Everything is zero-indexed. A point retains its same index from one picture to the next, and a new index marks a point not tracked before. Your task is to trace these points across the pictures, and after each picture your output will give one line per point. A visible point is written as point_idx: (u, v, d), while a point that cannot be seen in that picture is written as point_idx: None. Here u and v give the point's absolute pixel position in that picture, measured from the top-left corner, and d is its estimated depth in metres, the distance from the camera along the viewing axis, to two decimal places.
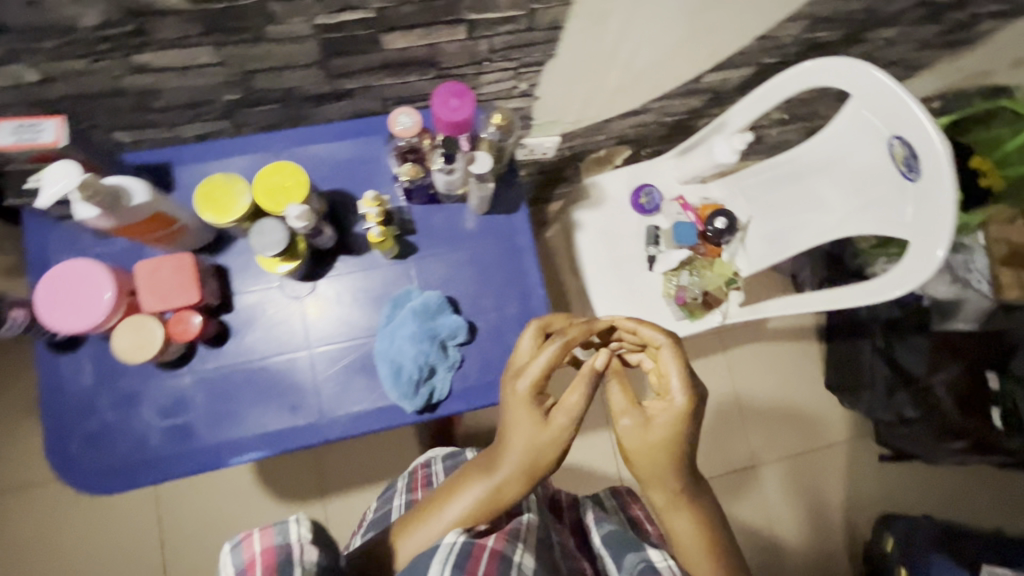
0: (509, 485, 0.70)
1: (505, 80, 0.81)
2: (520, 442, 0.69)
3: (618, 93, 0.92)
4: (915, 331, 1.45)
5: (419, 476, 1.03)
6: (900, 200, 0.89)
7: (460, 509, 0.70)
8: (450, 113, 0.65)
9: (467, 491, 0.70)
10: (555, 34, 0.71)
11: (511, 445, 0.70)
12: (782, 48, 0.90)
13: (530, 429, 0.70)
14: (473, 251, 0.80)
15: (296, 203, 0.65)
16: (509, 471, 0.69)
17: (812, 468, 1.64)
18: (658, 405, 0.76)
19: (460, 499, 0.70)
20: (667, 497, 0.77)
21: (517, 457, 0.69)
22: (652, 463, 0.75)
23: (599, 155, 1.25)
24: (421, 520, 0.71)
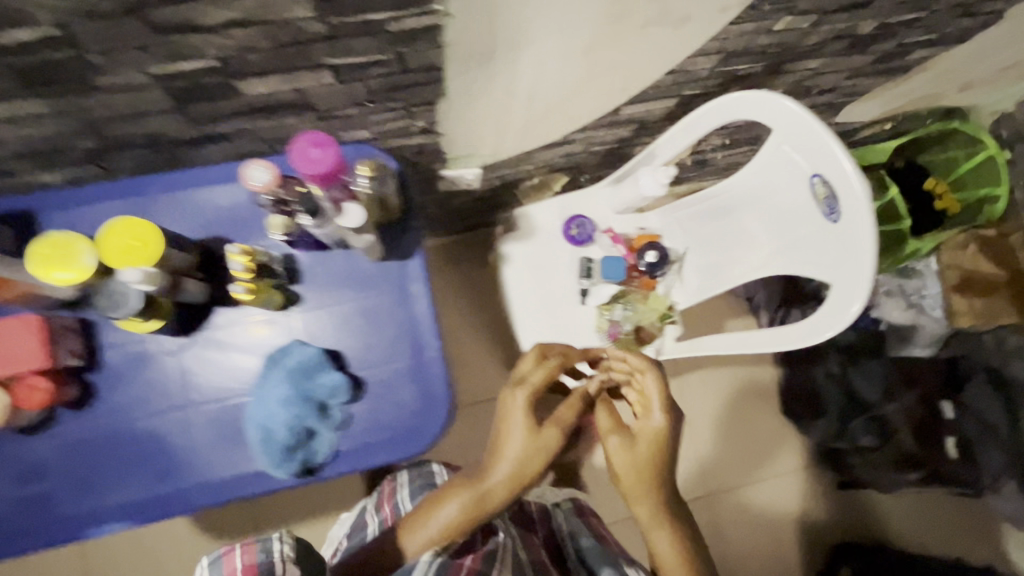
0: (497, 492, 0.77)
1: (399, 120, 0.76)
2: (514, 451, 0.79)
3: (532, 127, 0.88)
4: (869, 357, 1.40)
5: (386, 492, 0.99)
6: (822, 242, 0.85)
7: (451, 516, 0.76)
8: (313, 163, 0.60)
9: (456, 500, 0.76)
10: (436, 75, 0.67)
11: (506, 452, 0.79)
12: (700, 81, 0.86)
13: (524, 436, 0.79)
14: (365, 300, 0.76)
15: (134, 266, 0.61)
16: (498, 478, 0.77)
17: (767, 496, 1.58)
18: (642, 423, 0.85)
19: (449, 510, 0.76)
20: (650, 512, 0.83)
21: (509, 467, 0.78)
22: (638, 478, 0.83)
23: (534, 181, 1.20)
24: (417, 533, 0.76)
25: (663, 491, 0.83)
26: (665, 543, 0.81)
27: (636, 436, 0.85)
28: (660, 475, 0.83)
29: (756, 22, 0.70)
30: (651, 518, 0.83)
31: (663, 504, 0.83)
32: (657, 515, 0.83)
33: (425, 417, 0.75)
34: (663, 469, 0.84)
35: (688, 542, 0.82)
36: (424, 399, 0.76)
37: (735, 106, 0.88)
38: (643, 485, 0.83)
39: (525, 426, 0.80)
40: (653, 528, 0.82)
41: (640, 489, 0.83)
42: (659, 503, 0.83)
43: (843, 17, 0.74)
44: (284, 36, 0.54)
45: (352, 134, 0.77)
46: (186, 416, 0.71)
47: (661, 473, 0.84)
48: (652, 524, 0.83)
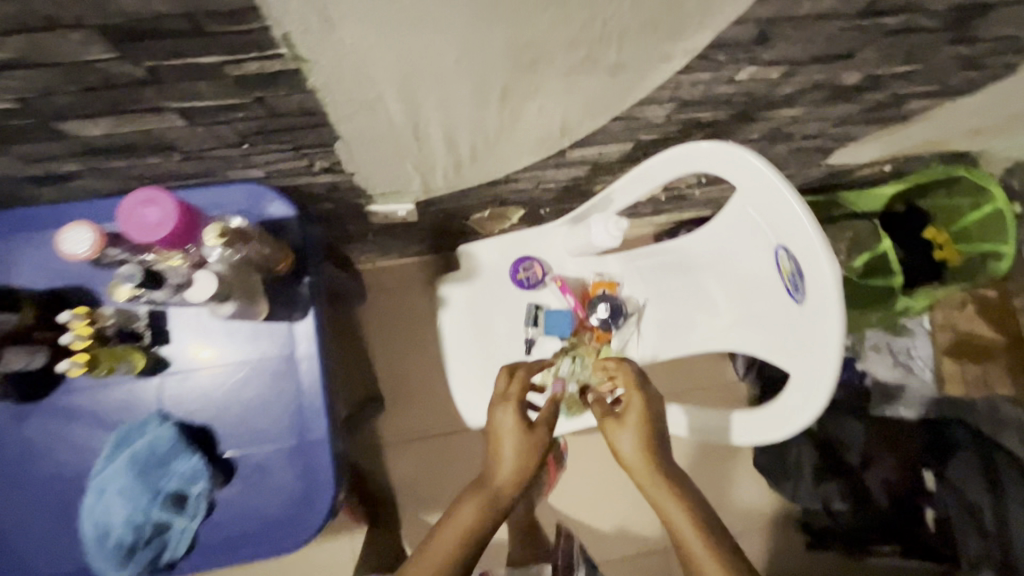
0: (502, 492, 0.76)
1: (293, 160, 0.66)
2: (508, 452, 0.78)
3: (464, 167, 0.77)
4: (850, 415, 1.27)
5: None
6: (785, 323, 0.73)
7: (467, 521, 0.73)
8: (142, 227, 0.49)
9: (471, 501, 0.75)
10: (318, 119, 0.55)
11: (503, 451, 0.78)
12: (657, 126, 0.74)
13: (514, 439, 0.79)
14: (245, 368, 0.66)
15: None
16: (506, 477, 0.77)
17: None
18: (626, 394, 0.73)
19: (464, 517, 0.74)
20: (652, 483, 0.68)
21: (513, 463, 0.77)
22: (640, 457, 0.69)
23: (487, 213, 1.09)
24: (434, 545, 0.72)
25: (662, 461, 0.69)
26: (677, 517, 0.66)
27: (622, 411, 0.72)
28: (654, 444, 0.70)
29: (712, 72, 0.59)
30: (656, 492, 0.68)
31: (662, 471, 0.68)
32: (654, 480, 0.68)
33: (305, 509, 0.66)
34: (659, 439, 0.71)
35: (704, 516, 0.66)
36: (307, 487, 0.66)
37: (700, 157, 0.76)
38: (637, 458, 0.69)
39: (514, 430, 0.79)
40: (662, 504, 0.67)
41: (637, 467, 0.70)
42: (661, 472, 0.68)
43: (821, 68, 0.62)
44: (92, 78, 0.43)
45: (241, 173, 0.67)
46: (24, 495, 0.62)
47: (656, 442, 0.70)
48: (654, 495, 0.68)
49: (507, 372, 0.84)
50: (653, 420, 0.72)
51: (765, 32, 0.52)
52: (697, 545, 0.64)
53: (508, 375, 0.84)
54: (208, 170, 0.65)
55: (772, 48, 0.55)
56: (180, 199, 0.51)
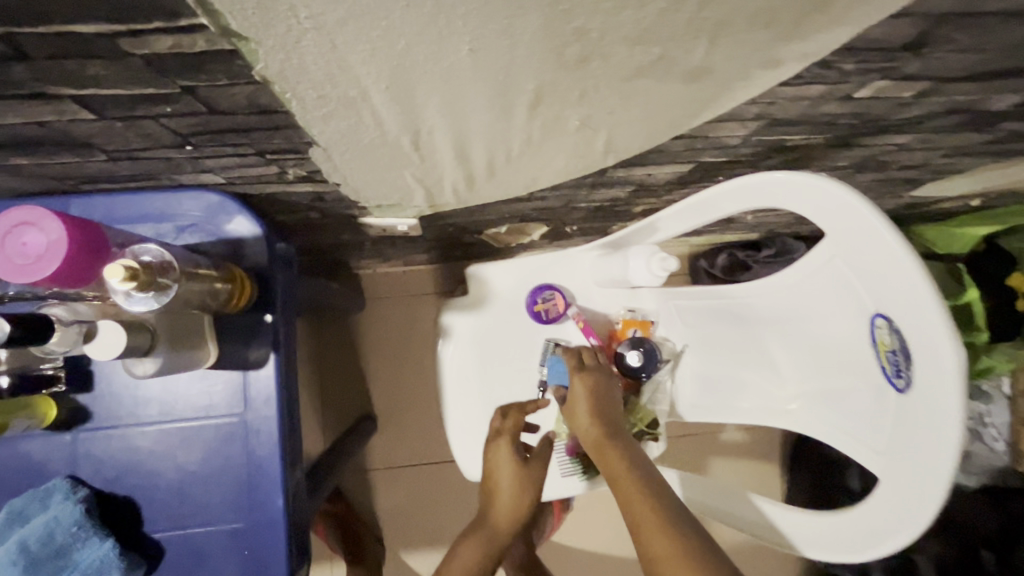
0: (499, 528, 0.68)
1: (259, 166, 0.51)
2: (505, 484, 0.70)
3: (478, 183, 0.62)
4: None
5: None
6: (876, 410, 0.57)
7: (465, 560, 0.66)
8: (15, 260, 0.35)
9: (469, 541, 0.67)
10: (282, 119, 0.41)
11: (501, 485, 0.70)
12: (728, 147, 0.58)
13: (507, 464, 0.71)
14: (186, 426, 0.52)
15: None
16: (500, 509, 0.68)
17: None
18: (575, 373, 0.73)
19: (462, 555, 0.66)
20: (598, 447, 0.64)
21: (510, 491, 0.69)
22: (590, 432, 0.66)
23: (504, 228, 0.94)
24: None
25: (608, 427, 0.66)
26: (617, 473, 0.60)
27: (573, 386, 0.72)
28: (602, 414, 0.67)
29: (825, 86, 0.43)
30: (601, 452, 0.63)
31: (608, 434, 0.65)
32: (600, 443, 0.64)
33: None
34: (612, 414, 0.68)
35: (652, 477, 0.59)
36: None
37: (784, 190, 0.60)
38: (586, 429, 0.67)
39: (509, 467, 0.70)
40: (607, 466, 0.61)
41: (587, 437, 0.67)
42: (604, 433, 0.65)
43: (971, 87, 0.45)
44: None
45: (194, 177, 0.52)
46: None
47: (606, 413, 0.68)
48: (600, 458, 0.63)
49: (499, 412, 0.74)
50: (606, 395, 0.70)
51: (923, 34, 0.36)
52: (633, 493, 0.57)
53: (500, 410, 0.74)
54: (151, 172, 0.51)
55: (922, 57, 0.39)
56: (78, 220, 0.38)
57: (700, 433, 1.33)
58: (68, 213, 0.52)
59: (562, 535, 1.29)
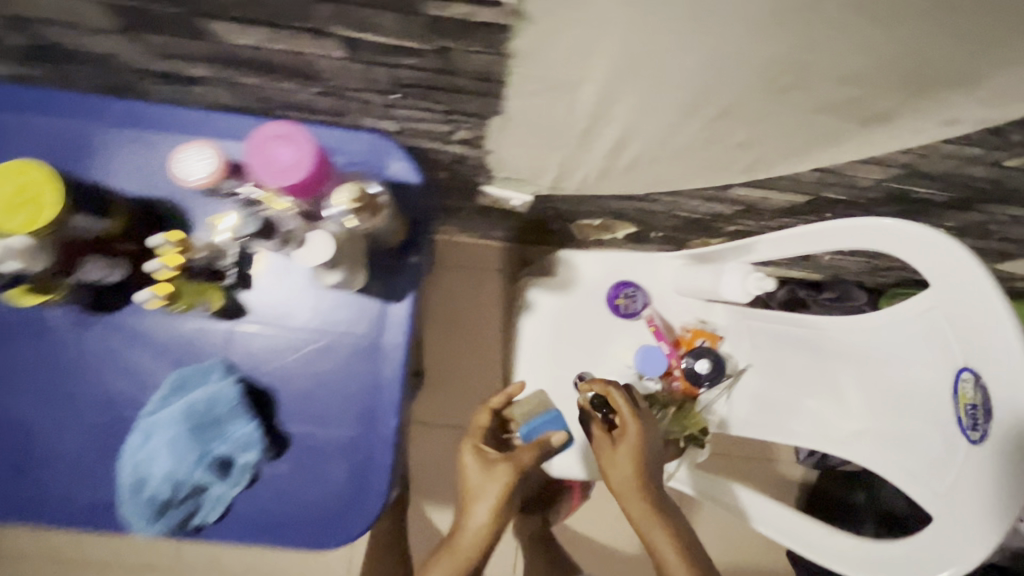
0: (472, 542, 0.61)
1: (436, 123, 0.56)
2: (471, 497, 0.62)
3: (611, 176, 0.66)
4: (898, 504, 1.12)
5: None
6: (943, 456, 0.61)
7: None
8: (269, 166, 0.42)
9: (438, 572, 0.60)
10: (491, 88, 0.46)
11: (477, 510, 0.61)
12: (855, 188, 0.62)
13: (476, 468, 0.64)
14: (325, 340, 0.59)
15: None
16: (473, 519, 0.62)
17: None
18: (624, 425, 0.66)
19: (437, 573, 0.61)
20: (641, 516, 0.63)
21: (486, 514, 0.61)
22: (633, 496, 0.63)
23: (595, 222, 0.99)
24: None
25: (652, 498, 0.63)
26: (667, 557, 0.61)
27: (617, 436, 0.66)
28: (645, 478, 0.64)
29: (981, 149, 0.47)
30: (642, 524, 0.62)
31: (652, 504, 0.63)
32: (644, 513, 0.62)
33: (351, 514, 0.58)
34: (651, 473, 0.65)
35: (696, 548, 0.62)
36: (357, 486, 0.58)
37: (897, 238, 0.64)
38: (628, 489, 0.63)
39: (482, 482, 0.62)
40: (650, 540, 0.62)
41: (627, 499, 0.64)
42: (648, 501, 0.63)
43: None
44: None
45: (373, 121, 0.58)
46: (64, 407, 0.56)
47: (649, 472, 0.64)
48: (644, 532, 0.63)
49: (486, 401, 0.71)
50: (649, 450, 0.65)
51: None
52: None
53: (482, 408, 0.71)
54: (343, 111, 0.57)
55: None
56: (317, 149, 0.42)
57: (725, 456, 1.37)
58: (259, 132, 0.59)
59: (574, 521, 1.35)
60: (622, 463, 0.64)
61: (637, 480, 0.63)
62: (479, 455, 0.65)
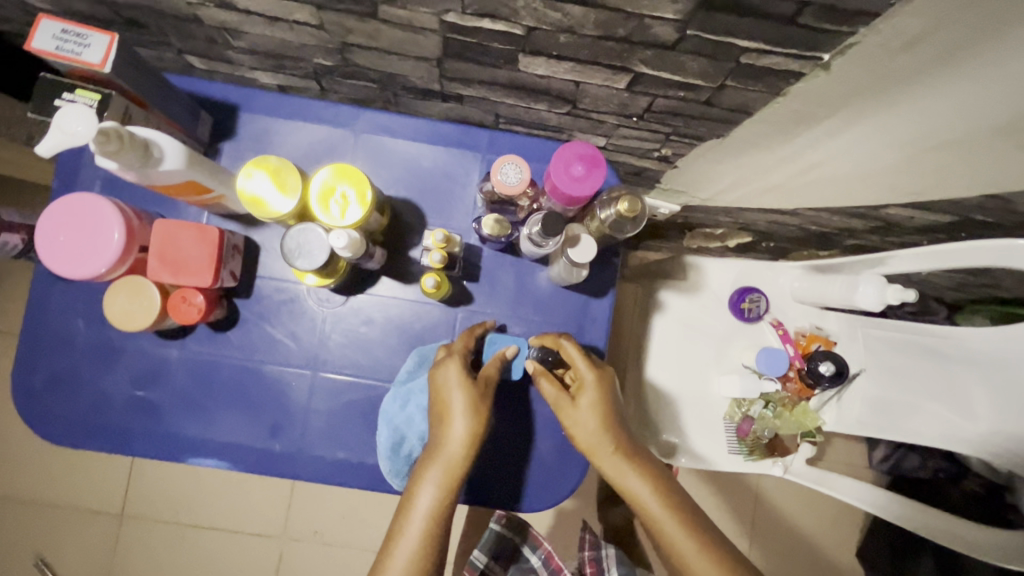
0: (459, 459, 0.54)
1: (648, 142, 0.65)
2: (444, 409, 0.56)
3: (772, 192, 0.74)
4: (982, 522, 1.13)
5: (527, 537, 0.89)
6: None
7: (426, 506, 0.53)
8: (568, 177, 0.50)
9: (426, 483, 0.54)
10: (734, 117, 0.54)
11: (451, 419, 0.55)
12: (1005, 212, 0.69)
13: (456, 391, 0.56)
14: (535, 327, 0.67)
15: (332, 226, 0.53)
16: (453, 435, 0.55)
17: None
18: (584, 376, 0.60)
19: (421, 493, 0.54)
20: (614, 467, 0.59)
21: (464, 424, 0.55)
22: (603, 443, 0.59)
23: (713, 231, 1.07)
24: (392, 544, 0.52)
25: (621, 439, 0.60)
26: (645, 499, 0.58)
27: (575, 391, 0.61)
28: (611, 423, 0.60)
29: None
30: (617, 472, 0.59)
31: (624, 449, 0.59)
32: (614, 462, 0.59)
33: (554, 480, 0.70)
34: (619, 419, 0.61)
35: (677, 491, 0.59)
36: (562, 454, 0.71)
37: None
38: (594, 438, 0.59)
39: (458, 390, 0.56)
40: (624, 486, 0.59)
41: (597, 451, 0.60)
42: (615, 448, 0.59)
43: None
44: (619, 31, 0.42)
45: (585, 137, 0.66)
46: (313, 377, 0.65)
47: (616, 420, 0.60)
48: (618, 480, 0.59)
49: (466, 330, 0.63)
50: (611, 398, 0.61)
51: None
52: (664, 517, 0.57)
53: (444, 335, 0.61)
54: (565, 128, 0.65)
55: None
56: (602, 183, 0.51)
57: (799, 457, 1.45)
58: (487, 143, 0.67)
59: None
60: (587, 414, 0.60)
61: (604, 431, 0.59)
62: (463, 370, 0.56)
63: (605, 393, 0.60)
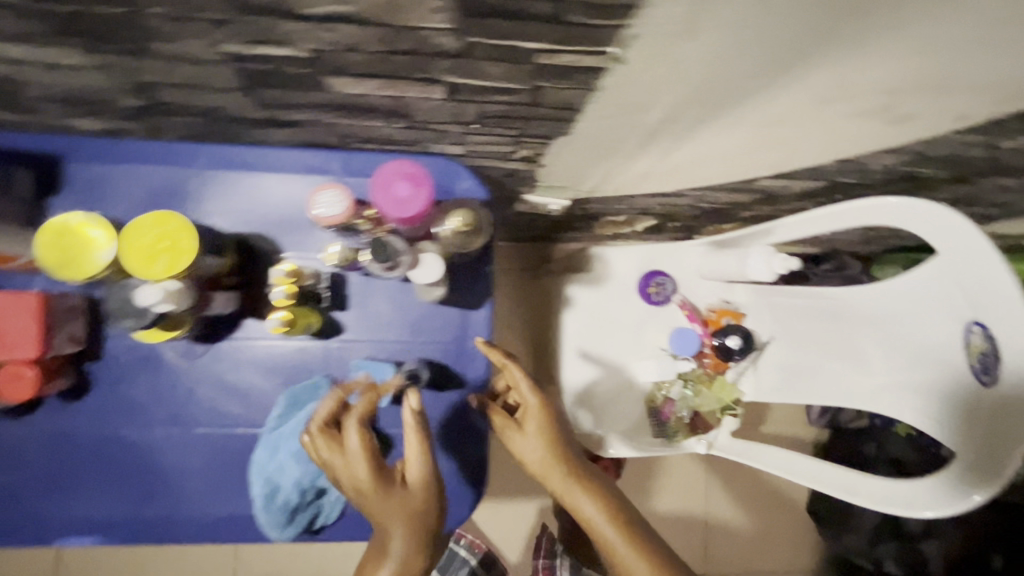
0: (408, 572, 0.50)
1: (502, 145, 0.63)
2: (373, 521, 0.50)
3: (648, 177, 0.73)
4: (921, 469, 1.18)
5: None
6: (958, 399, 0.70)
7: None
8: (391, 201, 0.48)
9: None
10: (567, 115, 0.52)
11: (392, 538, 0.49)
12: (867, 173, 0.70)
13: (383, 501, 0.50)
14: (413, 348, 0.64)
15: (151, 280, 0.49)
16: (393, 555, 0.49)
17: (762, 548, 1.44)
18: (527, 402, 0.62)
19: None
20: (564, 488, 0.60)
21: (401, 535, 0.49)
22: (553, 467, 0.60)
23: (618, 218, 1.06)
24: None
25: (568, 459, 0.61)
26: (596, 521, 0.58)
27: (522, 417, 0.62)
28: (559, 443, 0.61)
29: (983, 137, 0.55)
30: (568, 495, 0.60)
31: (572, 468, 0.61)
32: (564, 484, 0.60)
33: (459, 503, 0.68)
34: (565, 437, 0.62)
35: (623, 506, 0.60)
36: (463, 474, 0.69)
37: (904, 211, 0.72)
38: (542, 463, 0.60)
39: (388, 502, 0.50)
40: (576, 508, 0.60)
41: (548, 475, 0.61)
42: (564, 471, 0.60)
43: None
44: (403, 44, 0.40)
45: (441, 147, 0.64)
46: (183, 435, 0.61)
47: (561, 442, 0.61)
48: (570, 504, 0.60)
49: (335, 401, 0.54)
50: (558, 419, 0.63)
51: None
52: (619, 542, 0.57)
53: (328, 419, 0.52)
54: (416, 139, 0.62)
55: None
56: (431, 200, 0.49)
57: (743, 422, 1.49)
58: (339, 165, 0.64)
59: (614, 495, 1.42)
60: (534, 439, 0.61)
61: (550, 455, 0.61)
62: (381, 475, 0.50)
63: (546, 417, 0.61)
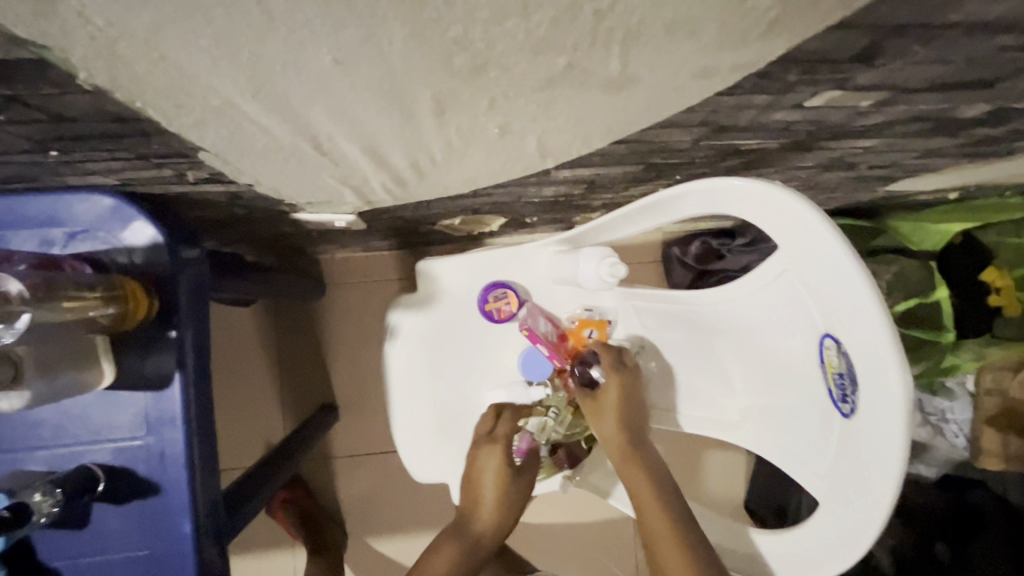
0: (485, 522, 0.74)
1: (149, 169, 0.46)
2: (475, 473, 0.75)
3: (411, 183, 0.56)
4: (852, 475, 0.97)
5: None
6: (823, 431, 0.56)
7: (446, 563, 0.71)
8: None
9: (448, 548, 0.72)
10: (145, 128, 0.36)
11: (484, 499, 0.74)
12: (677, 151, 0.53)
13: (495, 472, 0.74)
14: (81, 452, 0.49)
15: None
16: (483, 516, 0.74)
17: None
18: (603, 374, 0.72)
19: (444, 553, 0.71)
20: (624, 465, 0.66)
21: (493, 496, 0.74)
22: (618, 443, 0.68)
23: (459, 220, 0.89)
24: None
25: (637, 444, 0.68)
26: (650, 507, 0.61)
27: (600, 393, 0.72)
28: (629, 425, 0.69)
29: (769, 97, 0.38)
30: (627, 476, 0.65)
31: (634, 450, 0.67)
32: (627, 463, 0.66)
33: None
34: (636, 420, 0.70)
35: (684, 538, 0.59)
36: None
37: (738, 194, 0.55)
38: (610, 435, 0.68)
39: (495, 474, 0.74)
40: (631, 486, 0.64)
41: (612, 449, 0.68)
42: (633, 450, 0.66)
43: (933, 97, 0.41)
44: None
45: (77, 178, 0.47)
46: None
47: (633, 429, 0.69)
48: (629, 484, 0.64)
49: (494, 411, 0.78)
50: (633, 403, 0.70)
51: (872, 45, 0.30)
52: (658, 527, 0.60)
53: (493, 410, 0.78)
54: (31, 172, 0.46)
55: (874, 68, 0.34)
56: None
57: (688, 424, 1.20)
58: None
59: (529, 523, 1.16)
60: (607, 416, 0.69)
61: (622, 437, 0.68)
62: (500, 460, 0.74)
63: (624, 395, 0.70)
